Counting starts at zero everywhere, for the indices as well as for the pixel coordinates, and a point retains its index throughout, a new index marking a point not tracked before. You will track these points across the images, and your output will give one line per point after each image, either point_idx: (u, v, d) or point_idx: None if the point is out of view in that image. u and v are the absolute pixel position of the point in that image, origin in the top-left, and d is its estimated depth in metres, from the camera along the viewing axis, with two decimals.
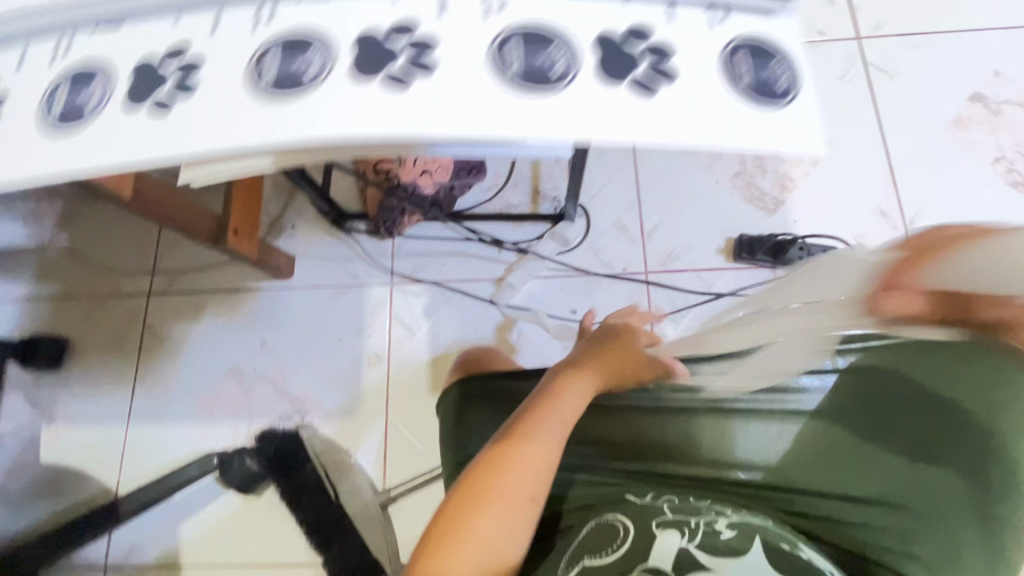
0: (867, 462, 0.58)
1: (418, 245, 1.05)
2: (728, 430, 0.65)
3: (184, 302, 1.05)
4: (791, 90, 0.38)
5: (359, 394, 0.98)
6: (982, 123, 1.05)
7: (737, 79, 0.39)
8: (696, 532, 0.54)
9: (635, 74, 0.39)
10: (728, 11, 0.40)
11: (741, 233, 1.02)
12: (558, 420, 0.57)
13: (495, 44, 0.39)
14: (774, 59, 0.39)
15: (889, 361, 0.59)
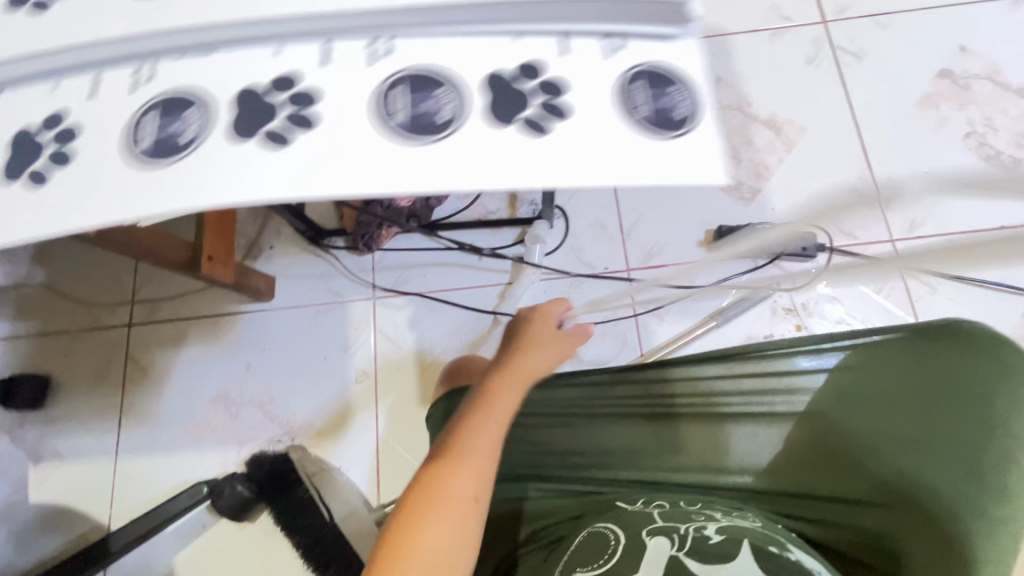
0: (852, 458, 0.63)
1: (398, 258, 1.04)
2: (725, 435, 0.69)
3: (166, 331, 1.04)
4: (687, 119, 0.40)
5: (347, 412, 0.97)
6: (951, 99, 1.06)
7: (635, 110, 0.40)
8: (684, 540, 0.54)
9: (522, 114, 0.40)
10: (625, 39, 0.42)
11: (720, 224, 1.02)
12: (497, 416, 0.55)
13: (382, 90, 0.41)
14: (672, 87, 0.41)
15: (879, 367, 0.64)
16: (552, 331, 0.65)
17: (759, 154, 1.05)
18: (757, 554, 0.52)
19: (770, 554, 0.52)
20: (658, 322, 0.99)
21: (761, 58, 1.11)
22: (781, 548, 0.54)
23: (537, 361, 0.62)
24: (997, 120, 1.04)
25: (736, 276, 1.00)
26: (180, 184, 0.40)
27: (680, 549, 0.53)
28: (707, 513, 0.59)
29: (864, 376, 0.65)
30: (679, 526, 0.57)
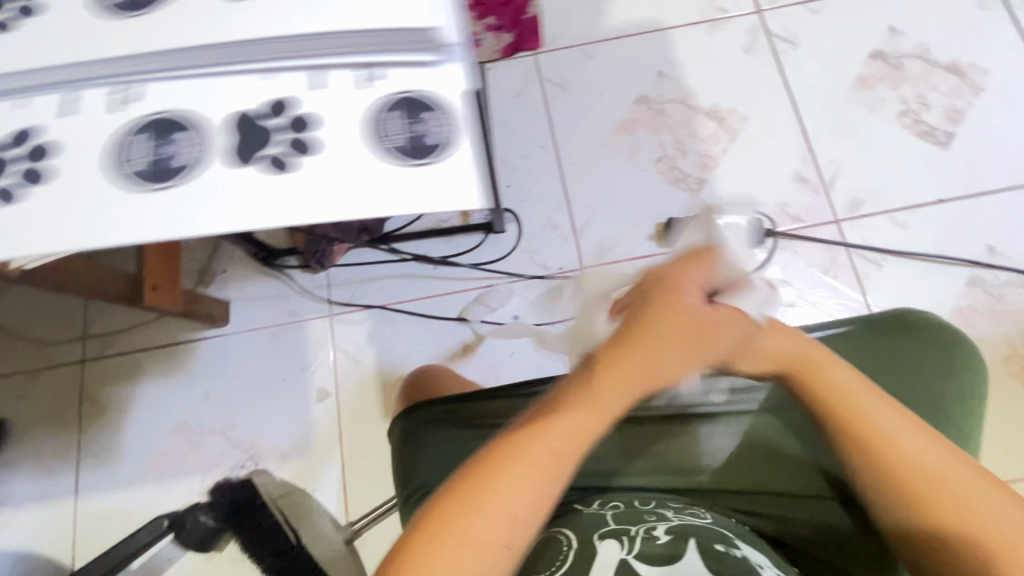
0: (805, 453, 0.65)
1: (353, 273, 1.04)
2: (695, 438, 0.67)
3: (121, 364, 1.02)
4: (441, 141, 0.43)
5: (311, 432, 0.97)
6: (885, 79, 1.08)
7: (387, 138, 0.44)
8: (634, 540, 0.54)
9: (262, 150, 0.44)
10: (378, 71, 0.45)
11: (669, 217, 1.03)
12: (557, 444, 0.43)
13: (125, 137, 0.45)
14: (429, 111, 0.44)
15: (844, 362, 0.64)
16: (683, 320, 0.46)
17: (703, 145, 1.07)
18: (702, 551, 0.52)
19: (716, 552, 0.53)
20: None
21: (701, 51, 1.12)
22: (729, 545, 0.55)
23: (659, 358, 0.45)
24: (930, 97, 1.06)
25: None
26: (113, 216, 0.43)
27: (630, 552, 0.53)
28: (659, 512, 0.59)
29: None
30: (631, 527, 0.56)
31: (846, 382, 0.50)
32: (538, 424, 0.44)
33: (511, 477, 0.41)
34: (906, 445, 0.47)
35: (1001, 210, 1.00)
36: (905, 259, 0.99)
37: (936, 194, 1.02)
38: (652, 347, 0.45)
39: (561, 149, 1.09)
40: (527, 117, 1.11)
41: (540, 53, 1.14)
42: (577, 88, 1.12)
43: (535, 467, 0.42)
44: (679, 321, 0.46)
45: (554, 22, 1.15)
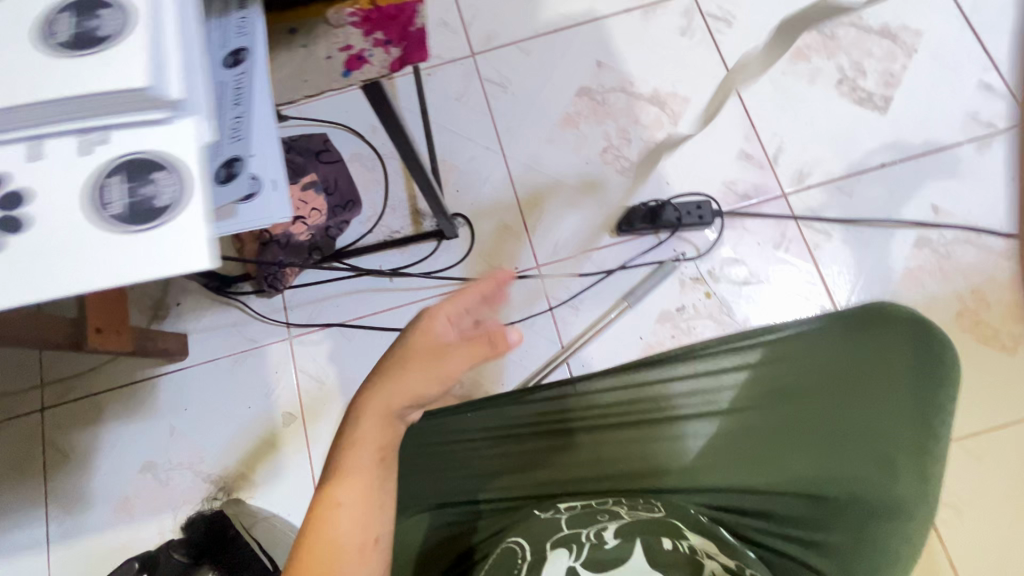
0: (786, 451, 0.64)
1: (308, 293, 1.03)
2: (676, 434, 0.68)
3: (82, 408, 1.00)
4: (169, 206, 0.39)
5: (279, 457, 0.97)
6: (820, 49, 1.09)
7: (109, 208, 0.39)
8: (582, 549, 0.52)
9: None
10: (106, 133, 0.41)
11: (619, 206, 1.03)
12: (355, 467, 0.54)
13: None
14: (158, 172, 0.40)
15: (824, 359, 0.70)
16: (422, 346, 0.54)
17: (647, 131, 1.07)
18: (650, 550, 0.51)
19: (663, 548, 0.51)
20: (573, 312, 0.99)
21: (637, 37, 1.12)
22: (676, 538, 0.53)
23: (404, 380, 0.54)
24: (866, 63, 1.07)
25: (643, 255, 1.01)
26: None
27: (578, 559, 0.51)
28: (612, 511, 0.59)
29: (805, 366, 0.70)
30: (582, 531, 0.55)
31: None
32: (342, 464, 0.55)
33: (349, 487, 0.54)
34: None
35: (943, 169, 1.01)
36: (852, 227, 1.00)
37: (878, 159, 1.03)
38: (406, 376, 0.54)
39: (507, 149, 1.08)
40: (470, 120, 1.10)
41: (478, 55, 1.13)
42: (517, 86, 1.11)
43: (360, 475, 0.55)
44: (429, 355, 0.54)
45: (490, 21, 1.15)
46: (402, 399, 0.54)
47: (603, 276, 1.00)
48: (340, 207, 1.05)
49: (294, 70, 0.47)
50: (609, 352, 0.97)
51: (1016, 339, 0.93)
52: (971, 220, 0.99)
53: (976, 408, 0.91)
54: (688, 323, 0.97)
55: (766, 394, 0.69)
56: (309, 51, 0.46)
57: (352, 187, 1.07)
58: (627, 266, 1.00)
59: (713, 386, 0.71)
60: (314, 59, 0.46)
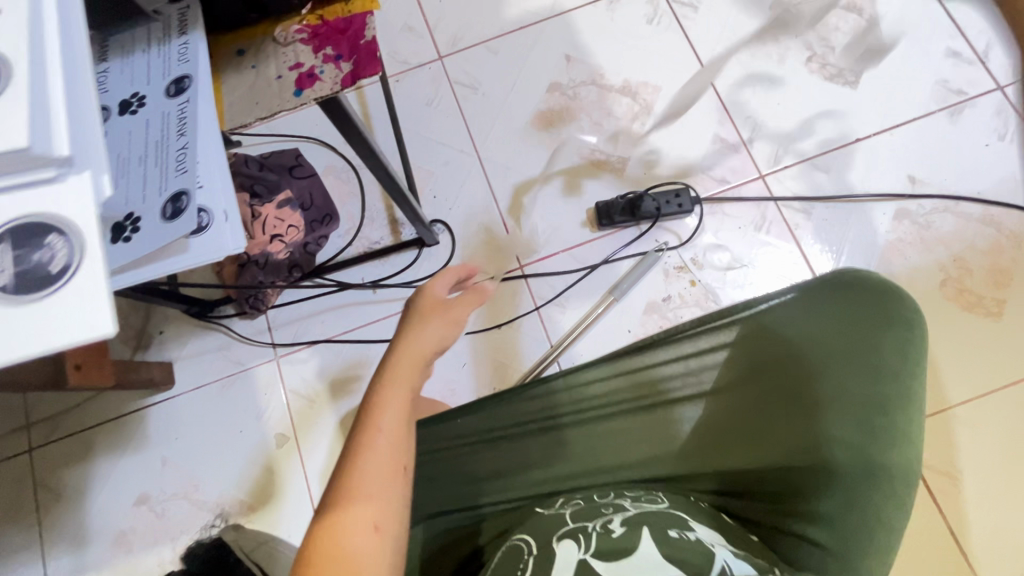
0: (786, 425, 0.60)
1: (292, 311, 1.02)
2: (667, 422, 0.65)
3: (72, 446, 0.99)
4: (60, 272, 0.34)
5: (274, 478, 0.95)
6: (788, 28, 1.08)
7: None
8: (591, 538, 0.49)
9: None
10: None
11: (598, 200, 1.02)
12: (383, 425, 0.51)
13: None
14: (47, 236, 0.35)
15: (819, 316, 0.63)
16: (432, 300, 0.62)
17: (621, 122, 1.06)
18: (659, 539, 0.49)
19: (670, 539, 0.49)
20: (560, 310, 0.98)
21: (604, 27, 1.11)
22: (684, 529, 0.51)
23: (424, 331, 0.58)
24: (833, 38, 1.07)
25: (625, 247, 1.00)
26: None
27: (587, 550, 0.48)
28: (617, 504, 0.56)
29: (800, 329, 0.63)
30: (584, 523, 0.53)
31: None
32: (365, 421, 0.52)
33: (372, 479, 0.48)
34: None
35: (917, 138, 1.01)
36: (831, 203, 1.00)
37: (853, 133, 1.03)
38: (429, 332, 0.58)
39: (482, 151, 1.07)
40: (443, 124, 1.09)
41: (445, 57, 1.12)
42: (487, 86, 1.10)
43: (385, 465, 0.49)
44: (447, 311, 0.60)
45: (455, 23, 1.14)
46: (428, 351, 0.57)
47: (587, 271, 1.00)
48: (318, 222, 1.03)
49: (246, 92, 0.45)
50: (598, 347, 0.96)
51: (1000, 302, 0.94)
52: (948, 188, 0.99)
53: (966, 373, 0.92)
54: (675, 313, 0.97)
55: (760, 368, 0.64)
56: (259, 71, 0.45)
57: (328, 200, 1.05)
58: (611, 260, 1.00)
59: (702, 367, 0.66)
60: (265, 79, 0.45)
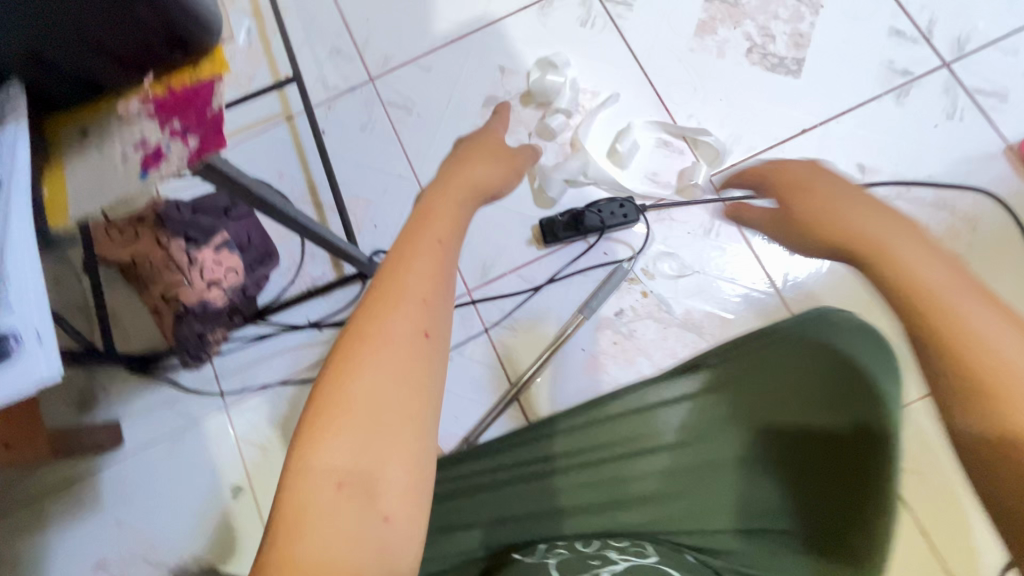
0: (741, 471, 0.60)
1: (239, 357, 0.99)
2: (631, 466, 0.61)
3: (23, 517, 0.95)
4: None
5: (233, 530, 0.93)
6: (726, 19, 1.05)
7: None
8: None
9: None
10: None
11: (542, 216, 0.99)
12: (413, 301, 0.42)
13: None
14: None
15: (788, 359, 0.66)
16: (488, 146, 0.59)
17: (562, 132, 1.02)
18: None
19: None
20: (512, 333, 0.96)
21: (537, 34, 1.07)
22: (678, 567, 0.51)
23: (476, 174, 0.53)
24: (773, 26, 1.03)
25: (573, 263, 0.97)
26: None
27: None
28: (605, 556, 0.51)
29: (770, 363, 0.66)
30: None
31: (868, 226, 0.47)
32: (368, 312, 0.41)
33: (379, 352, 0.40)
34: (948, 291, 0.42)
35: (865, 124, 0.98)
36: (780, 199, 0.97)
37: (798, 124, 0.99)
38: (477, 169, 0.54)
39: (421, 174, 1.04)
40: (378, 149, 1.05)
41: (376, 79, 1.08)
42: (422, 105, 1.07)
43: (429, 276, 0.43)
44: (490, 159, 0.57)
45: (383, 42, 1.09)
46: (474, 185, 0.53)
47: (535, 291, 0.97)
48: (258, 262, 0.99)
49: (89, 176, 0.42)
50: (553, 369, 0.94)
51: None
52: (898, 174, 0.96)
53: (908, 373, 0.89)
54: (629, 327, 0.94)
55: (727, 421, 0.63)
56: (104, 153, 0.42)
57: (266, 239, 1.00)
58: (558, 278, 0.97)
59: (653, 415, 0.64)
60: (109, 162, 0.42)
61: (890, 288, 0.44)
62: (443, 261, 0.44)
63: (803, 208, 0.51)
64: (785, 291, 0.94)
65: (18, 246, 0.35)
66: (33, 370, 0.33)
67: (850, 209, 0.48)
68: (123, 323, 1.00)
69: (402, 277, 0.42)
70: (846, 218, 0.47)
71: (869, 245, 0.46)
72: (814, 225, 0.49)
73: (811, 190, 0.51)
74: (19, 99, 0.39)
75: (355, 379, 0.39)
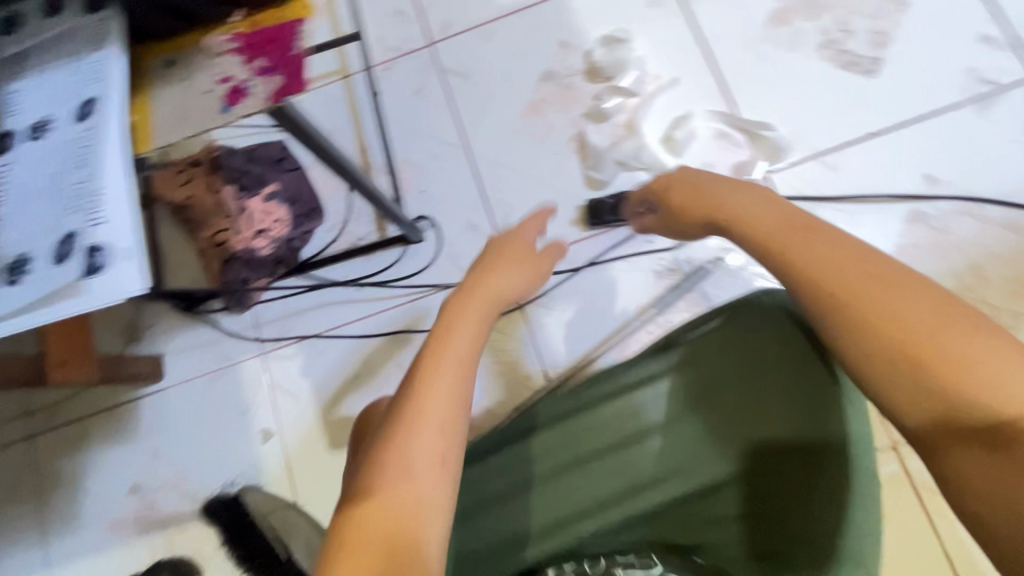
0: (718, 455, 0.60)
1: (279, 307, 1.01)
2: (621, 458, 0.63)
3: (68, 434, 1.01)
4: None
5: (259, 470, 0.97)
6: (803, 9, 1.00)
7: None
8: None
9: None
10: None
11: (590, 197, 0.98)
12: (435, 427, 0.45)
13: None
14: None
15: (759, 325, 0.62)
16: (522, 247, 0.64)
17: (618, 113, 1.00)
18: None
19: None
20: (547, 311, 0.95)
21: (602, 9, 1.04)
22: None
23: (506, 284, 0.59)
24: (852, 22, 0.99)
25: (616, 247, 0.96)
26: None
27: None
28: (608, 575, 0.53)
29: (741, 339, 0.63)
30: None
31: (745, 205, 0.54)
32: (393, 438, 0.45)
33: (396, 487, 0.42)
34: (867, 286, 0.44)
35: (939, 132, 0.94)
36: (838, 203, 0.93)
37: (867, 127, 0.95)
38: (503, 279, 0.59)
39: (471, 144, 1.03)
40: (431, 115, 1.05)
41: (435, 44, 1.07)
42: (478, 74, 1.06)
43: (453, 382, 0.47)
44: (518, 263, 0.61)
45: (445, 7, 1.09)
46: (500, 295, 0.57)
47: (574, 272, 0.96)
48: (304, 215, 1.01)
49: (174, 107, 0.42)
50: (585, 351, 0.93)
51: (1019, 314, 0.87)
52: (967, 190, 0.91)
53: None
54: (666, 317, 0.93)
55: (699, 400, 0.63)
56: (189, 85, 0.42)
57: (313, 194, 1.02)
58: (599, 261, 0.96)
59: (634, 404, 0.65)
60: (194, 94, 0.42)
61: (774, 263, 0.50)
62: (465, 367, 0.49)
63: (692, 195, 0.60)
64: None
65: (110, 164, 0.40)
66: (124, 279, 0.38)
67: (728, 190, 0.57)
68: (172, 262, 1.03)
69: (426, 402, 0.46)
70: (722, 195, 0.57)
71: (772, 244, 0.50)
72: (696, 209, 0.58)
73: (696, 179, 0.61)
74: (117, 27, 0.42)
75: (371, 511, 0.41)
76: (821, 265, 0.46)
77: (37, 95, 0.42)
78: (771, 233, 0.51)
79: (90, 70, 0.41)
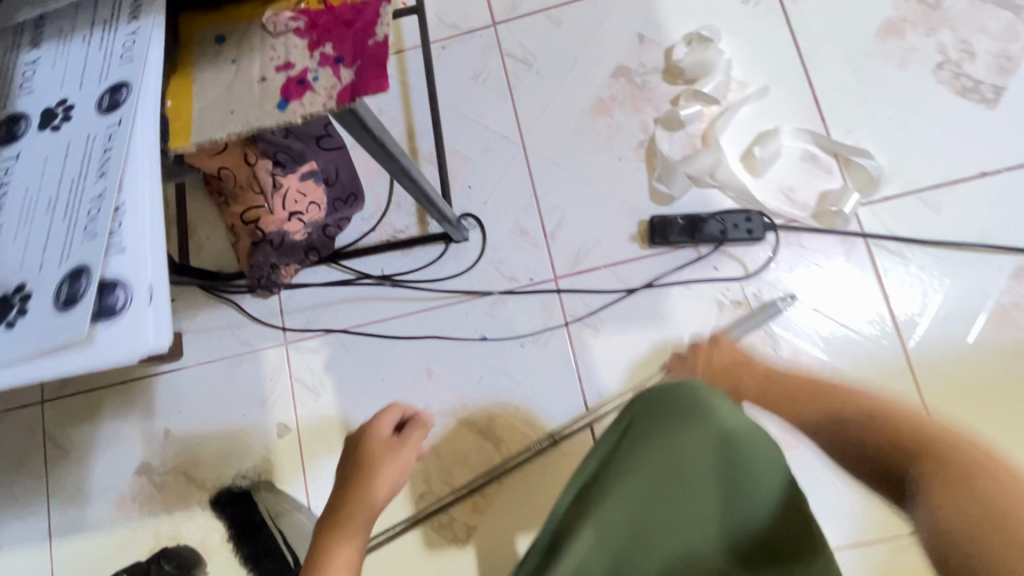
0: None
1: (307, 296, 0.95)
2: None
3: (81, 404, 0.97)
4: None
5: (273, 466, 0.92)
6: (919, 22, 0.88)
7: None
8: None
9: None
10: None
11: (653, 213, 0.89)
12: None
13: None
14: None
15: (667, 437, 0.49)
16: (383, 441, 0.56)
17: (694, 122, 0.90)
18: None
19: None
20: (593, 333, 0.88)
21: (688, 3, 0.94)
22: None
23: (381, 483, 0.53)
24: (975, 42, 0.87)
25: (677, 271, 0.87)
26: None
27: None
28: None
29: (656, 462, 0.49)
30: None
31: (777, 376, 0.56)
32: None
33: None
34: (861, 408, 0.45)
35: None
36: (934, 248, 0.83)
37: (978, 165, 0.84)
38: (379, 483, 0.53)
39: (527, 140, 0.95)
40: (487, 103, 0.96)
41: (499, 24, 0.98)
42: (544, 63, 0.96)
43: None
44: (385, 473, 0.53)
45: None
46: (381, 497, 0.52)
47: (627, 294, 0.88)
48: (342, 201, 0.94)
49: (220, 97, 0.35)
50: (631, 381, 0.86)
51: None
52: None
53: None
54: None
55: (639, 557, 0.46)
56: (240, 70, 0.35)
57: (354, 177, 0.95)
58: (656, 284, 0.88)
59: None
60: (246, 82, 0.35)
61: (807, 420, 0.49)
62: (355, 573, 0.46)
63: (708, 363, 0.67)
64: (916, 354, 0.81)
65: (138, 173, 0.35)
66: (139, 326, 0.34)
67: (753, 366, 0.60)
68: (199, 236, 0.97)
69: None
70: (740, 356, 0.65)
71: (785, 395, 0.52)
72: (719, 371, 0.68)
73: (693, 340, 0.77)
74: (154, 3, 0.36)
75: None
76: (810, 410, 0.49)
77: (56, 78, 0.37)
78: (751, 394, 0.57)
79: (123, 44, 0.35)
